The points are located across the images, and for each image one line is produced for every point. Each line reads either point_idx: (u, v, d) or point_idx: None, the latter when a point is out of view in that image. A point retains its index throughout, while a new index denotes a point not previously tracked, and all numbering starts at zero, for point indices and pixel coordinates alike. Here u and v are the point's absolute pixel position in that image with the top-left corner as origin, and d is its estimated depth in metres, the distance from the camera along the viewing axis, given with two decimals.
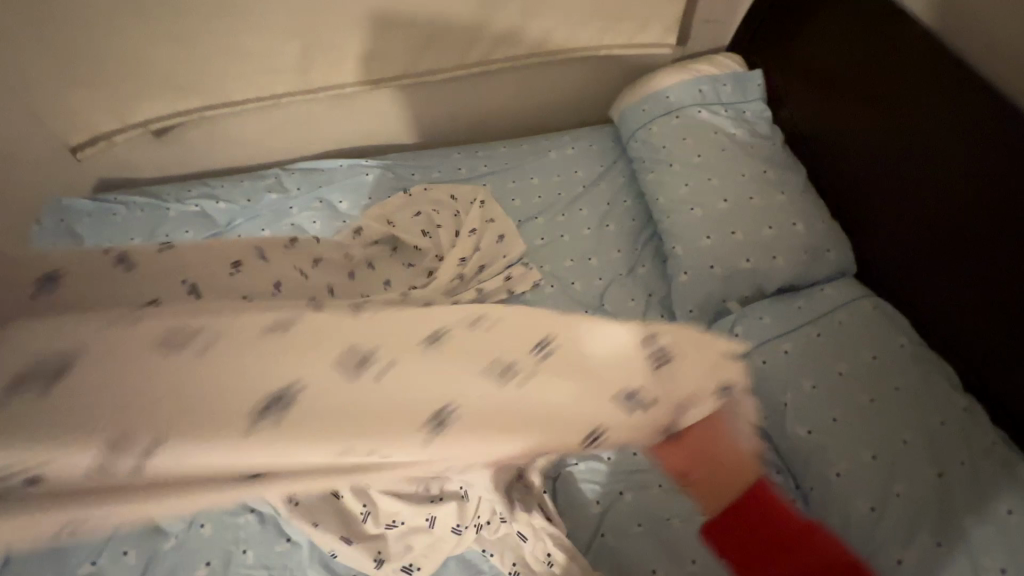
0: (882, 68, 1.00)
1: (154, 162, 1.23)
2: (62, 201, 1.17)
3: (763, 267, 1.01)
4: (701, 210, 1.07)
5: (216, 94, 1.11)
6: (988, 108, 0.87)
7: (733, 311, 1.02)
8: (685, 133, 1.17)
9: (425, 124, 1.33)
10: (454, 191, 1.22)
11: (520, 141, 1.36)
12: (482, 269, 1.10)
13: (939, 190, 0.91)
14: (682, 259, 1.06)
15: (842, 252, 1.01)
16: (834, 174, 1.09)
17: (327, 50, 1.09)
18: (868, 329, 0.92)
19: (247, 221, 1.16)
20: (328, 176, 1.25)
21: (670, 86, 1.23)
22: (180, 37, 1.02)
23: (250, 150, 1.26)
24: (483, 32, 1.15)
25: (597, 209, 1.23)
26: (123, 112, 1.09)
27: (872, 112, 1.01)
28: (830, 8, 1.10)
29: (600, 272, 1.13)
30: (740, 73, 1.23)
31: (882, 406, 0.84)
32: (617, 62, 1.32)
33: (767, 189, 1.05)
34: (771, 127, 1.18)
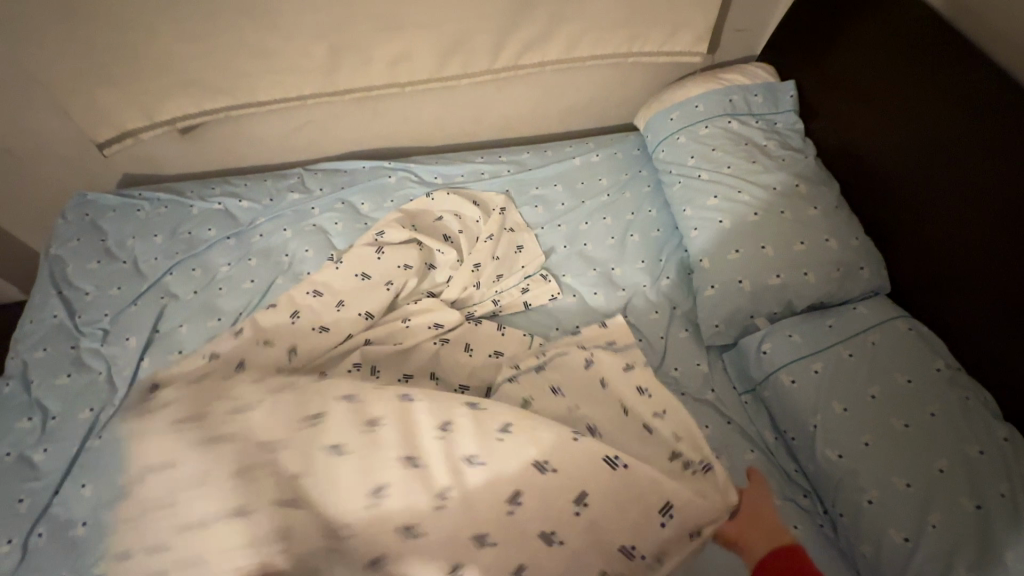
0: (921, 81, 0.97)
1: (179, 160, 1.24)
2: (88, 196, 1.17)
3: (793, 283, 0.98)
4: (729, 222, 1.05)
5: (242, 93, 1.11)
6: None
7: (761, 327, 0.99)
8: (713, 143, 1.15)
9: (449, 128, 1.32)
10: (477, 196, 1.21)
11: (544, 147, 1.35)
12: (501, 277, 1.10)
13: (979, 209, 0.88)
14: (709, 272, 1.04)
15: (875, 270, 0.98)
16: (868, 189, 1.06)
17: (354, 52, 1.09)
18: (902, 351, 0.89)
19: (269, 221, 1.16)
20: (351, 178, 1.24)
21: (699, 96, 1.21)
22: (207, 37, 1.01)
23: (275, 150, 1.26)
24: (511, 37, 1.13)
25: (621, 218, 1.21)
26: (150, 110, 1.10)
27: (908, 126, 0.98)
28: (867, 18, 1.07)
29: (623, 283, 1.11)
30: (771, 84, 1.21)
31: (916, 432, 0.82)
32: (645, 70, 1.31)
33: (798, 203, 1.03)
34: (803, 139, 1.16)
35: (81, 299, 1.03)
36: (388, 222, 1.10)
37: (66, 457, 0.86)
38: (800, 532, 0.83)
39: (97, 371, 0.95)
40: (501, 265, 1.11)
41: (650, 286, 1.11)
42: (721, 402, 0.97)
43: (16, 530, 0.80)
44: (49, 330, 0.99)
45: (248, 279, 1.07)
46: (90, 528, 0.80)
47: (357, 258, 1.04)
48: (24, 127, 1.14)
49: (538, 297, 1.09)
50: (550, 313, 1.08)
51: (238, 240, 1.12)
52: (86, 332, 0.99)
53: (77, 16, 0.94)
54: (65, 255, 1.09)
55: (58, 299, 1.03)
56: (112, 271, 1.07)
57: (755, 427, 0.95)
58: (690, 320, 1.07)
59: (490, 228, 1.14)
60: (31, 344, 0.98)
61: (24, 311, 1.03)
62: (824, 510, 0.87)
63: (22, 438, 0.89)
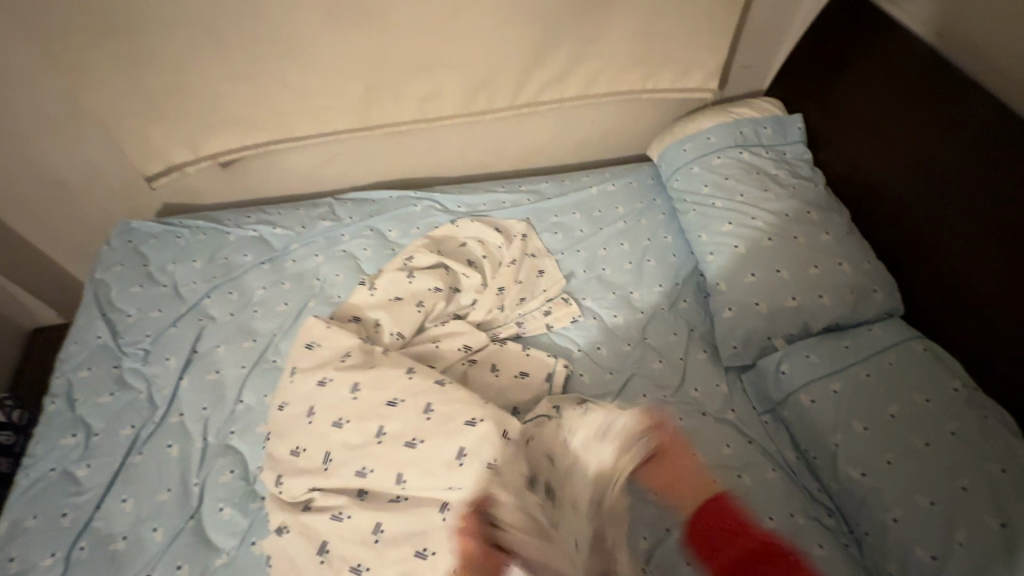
0: (925, 114, 1.02)
1: (218, 191, 1.31)
2: (131, 223, 1.24)
3: (809, 306, 1.01)
4: (745, 247, 1.09)
5: (281, 129, 1.18)
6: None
7: (778, 348, 1.02)
8: (726, 173, 1.20)
9: (472, 159, 1.39)
10: (499, 223, 1.26)
11: (562, 177, 1.41)
12: (524, 301, 1.14)
13: (985, 235, 0.92)
14: (726, 294, 1.08)
15: (890, 292, 1.01)
16: (877, 216, 1.10)
17: (387, 91, 1.17)
18: (919, 371, 0.91)
19: (301, 247, 1.21)
20: (379, 207, 1.30)
21: (710, 128, 1.27)
22: (254, 78, 1.09)
23: (307, 180, 1.33)
24: (533, 77, 1.21)
25: (638, 243, 1.25)
26: (196, 145, 1.17)
27: (914, 157, 1.03)
28: (867, 56, 1.13)
29: (642, 306, 1.15)
30: (779, 117, 1.27)
31: (937, 451, 0.83)
32: (658, 104, 1.38)
33: (811, 229, 1.07)
34: (811, 169, 1.21)
35: (123, 321, 1.08)
36: (416, 248, 1.15)
37: (108, 473, 0.90)
38: (826, 551, 0.83)
39: (138, 391, 0.99)
40: (526, 289, 1.15)
41: (669, 309, 1.14)
42: (742, 421, 0.99)
43: (61, 543, 0.83)
44: (94, 350, 1.04)
45: (282, 302, 1.11)
46: (130, 541, 0.83)
47: (390, 282, 1.08)
48: (78, 160, 1.22)
49: (560, 320, 1.12)
50: (572, 335, 1.11)
51: (272, 265, 1.18)
52: (128, 353, 1.04)
53: (137, 61, 1.02)
54: (109, 279, 1.14)
55: (102, 321, 1.07)
56: (153, 294, 1.12)
57: (777, 446, 0.97)
58: (708, 342, 1.10)
59: (514, 254, 1.18)
60: (75, 363, 1.03)
61: (69, 332, 1.08)
62: (849, 529, 0.88)
63: (66, 454, 0.92)
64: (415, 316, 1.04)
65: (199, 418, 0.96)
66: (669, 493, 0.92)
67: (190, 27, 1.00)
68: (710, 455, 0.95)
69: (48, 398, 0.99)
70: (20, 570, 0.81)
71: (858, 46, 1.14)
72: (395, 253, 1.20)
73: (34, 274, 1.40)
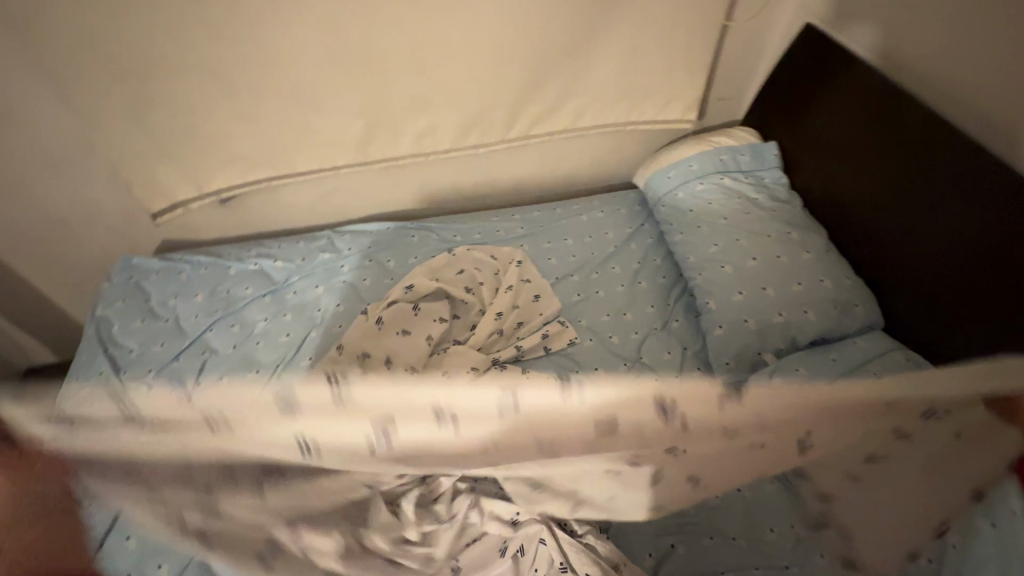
0: (891, 138, 1.09)
1: (219, 226, 1.34)
2: (133, 260, 1.25)
3: (795, 320, 1.05)
4: (731, 267, 1.14)
5: (282, 165, 1.22)
6: (993, 173, 0.93)
7: (770, 362, 1.03)
8: (709, 198, 1.26)
9: (466, 190, 1.45)
10: (494, 251, 1.30)
11: (553, 205, 1.47)
12: (521, 325, 1.17)
13: (951, 251, 0.98)
14: (715, 312, 1.12)
15: (869, 306, 1.06)
16: (853, 235, 1.17)
17: (385, 128, 1.22)
18: None
19: (302, 279, 1.24)
20: (377, 238, 1.34)
21: (692, 157, 1.35)
22: (257, 118, 1.14)
23: (307, 214, 1.37)
24: (523, 112, 1.28)
25: (629, 266, 1.30)
26: (199, 182, 1.20)
27: (883, 179, 1.10)
28: (833, 86, 1.21)
29: (636, 326, 1.19)
30: (756, 145, 1.35)
31: None
32: (642, 135, 1.45)
33: (792, 248, 1.13)
34: (789, 192, 1.28)
35: (125, 357, 1.09)
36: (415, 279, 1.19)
37: None
38: (827, 561, 0.91)
39: None
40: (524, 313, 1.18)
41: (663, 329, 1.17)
42: None
43: None
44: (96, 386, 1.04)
45: (284, 333, 1.13)
46: None
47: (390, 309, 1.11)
48: (81, 200, 1.25)
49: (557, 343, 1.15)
50: (570, 356, 1.14)
51: (273, 297, 1.20)
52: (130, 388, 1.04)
53: (145, 103, 1.07)
54: (111, 315, 1.15)
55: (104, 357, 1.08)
56: (155, 329, 1.13)
57: None
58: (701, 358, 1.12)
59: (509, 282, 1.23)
60: None
61: (71, 370, 1.08)
62: None
63: None
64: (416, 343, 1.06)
65: None
66: (672, 512, 0.99)
67: (198, 71, 1.05)
68: None
69: None
70: None
71: (825, 77, 1.23)
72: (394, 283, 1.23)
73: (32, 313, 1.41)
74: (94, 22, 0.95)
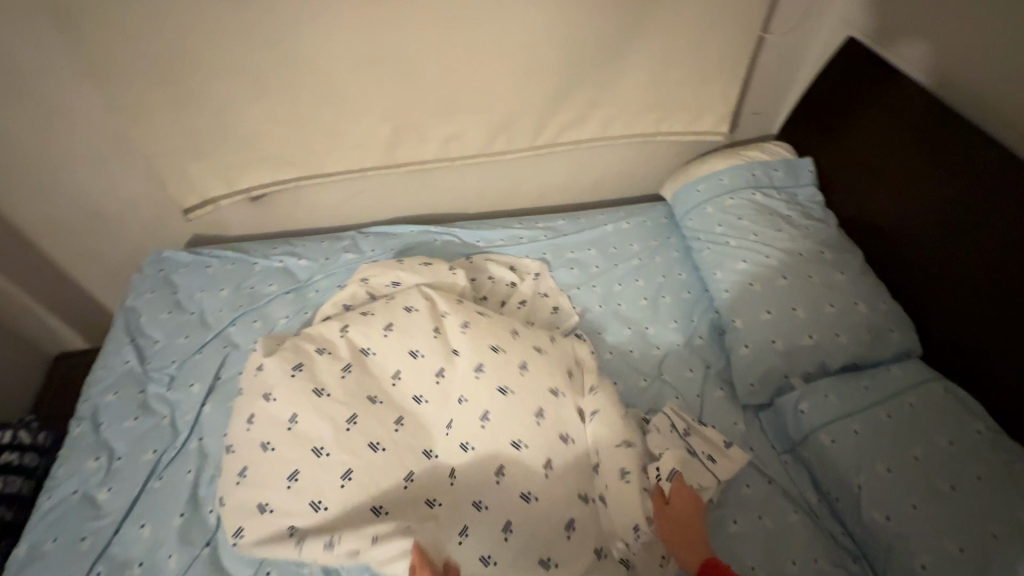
0: (928, 158, 1.06)
1: (247, 222, 1.36)
2: (163, 253, 1.27)
3: (826, 344, 1.01)
4: (760, 285, 1.11)
5: (311, 166, 1.24)
6: None
7: (796, 387, 1.02)
8: (740, 213, 1.23)
9: (491, 195, 1.44)
10: (514, 262, 1.28)
11: (576, 215, 1.44)
12: (532, 321, 1.17)
13: (1002, 276, 0.93)
14: (741, 332, 1.09)
15: (905, 332, 1.02)
16: (891, 257, 1.12)
17: (414, 133, 1.23)
18: (941, 413, 0.91)
19: (325, 278, 1.23)
20: (400, 241, 1.33)
21: (722, 170, 1.31)
22: (289, 117, 1.15)
23: (333, 215, 1.39)
24: (551, 119, 1.27)
25: (653, 280, 1.27)
26: (232, 179, 1.23)
27: (925, 199, 1.06)
28: (870, 103, 1.18)
29: (657, 341, 1.16)
30: (791, 160, 1.31)
31: (963, 494, 0.82)
32: (671, 147, 1.43)
33: (826, 269, 1.09)
34: (824, 210, 1.24)
35: (151, 347, 1.11)
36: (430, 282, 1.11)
37: (128, 497, 0.90)
38: None
39: (160, 416, 1.01)
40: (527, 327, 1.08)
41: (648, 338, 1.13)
42: (761, 460, 0.98)
43: (78, 568, 0.83)
44: (120, 375, 1.07)
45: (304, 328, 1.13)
46: (145, 568, 0.83)
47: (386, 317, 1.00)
48: (119, 193, 1.29)
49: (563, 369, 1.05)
50: None
51: (296, 295, 1.20)
52: (153, 378, 1.06)
53: (187, 102, 1.09)
54: (140, 306, 1.18)
55: (130, 346, 1.11)
56: (180, 321, 1.15)
57: (797, 488, 0.95)
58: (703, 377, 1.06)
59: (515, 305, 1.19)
60: (103, 388, 1.05)
61: (99, 357, 1.11)
62: None
63: (87, 478, 0.93)
64: (424, 335, 0.97)
65: (218, 444, 0.97)
66: None
67: (233, 76, 1.07)
68: (729, 494, 0.94)
69: (74, 422, 1.01)
70: None
71: (866, 94, 1.19)
72: (397, 287, 1.11)
73: (63, 298, 1.45)
74: (136, 27, 0.97)
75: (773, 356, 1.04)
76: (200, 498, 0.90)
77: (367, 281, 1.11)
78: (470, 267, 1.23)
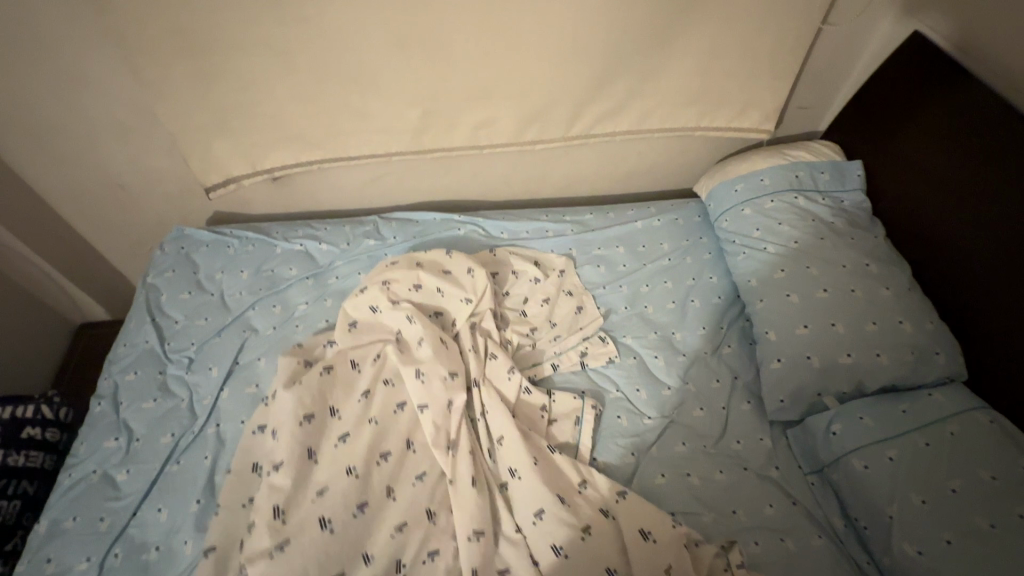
0: (997, 169, 0.97)
1: (269, 202, 1.34)
2: (184, 230, 1.26)
3: (865, 364, 0.97)
4: (798, 296, 1.05)
5: (335, 149, 1.21)
6: None
7: (829, 406, 0.98)
8: (780, 218, 1.16)
9: (518, 185, 1.39)
10: (538, 256, 1.24)
11: (605, 209, 1.38)
12: (554, 322, 1.14)
13: None
14: (774, 344, 1.04)
15: (952, 356, 0.96)
16: (940, 274, 1.05)
17: (443, 118, 1.18)
18: (987, 445, 0.86)
19: (346, 264, 1.21)
20: (423, 228, 1.29)
21: (764, 169, 1.24)
22: (314, 98, 1.11)
23: (355, 197, 1.36)
24: (585, 110, 1.21)
25: (683, 283, 1.22)
26: (254, 159, 1.20)
27: (984, 214, 0.98)
28: (931, 105, 1.09)
29: (684, 348, 1.12)
30: (839, 162, 1.23)
31: (1005, 534, 0.78)
32: (709, 142, 1.35)
33: (871, 283, 1.03)
34: (871, 218, 1.17)
35: (171, 327, 1.10)
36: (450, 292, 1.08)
37: (146, 480, 0.91)
38: None
39: (179, 398, 1.01)
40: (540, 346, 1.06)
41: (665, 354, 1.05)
42: (786, 480, 0.95)
43: (96, 548, 0.84)
44: (141, 354, 1.07)
45: (323, 317, 1.12)
46: (162, 552, 0.84)
47: None
48: (142, 168, 1.27)
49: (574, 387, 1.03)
50: (603, 377, 1.09)
51: (315, 281, 1.18)
52: (173, 359, 1.06)
53: (211, 79, 1.06)
54: (161, 284, 1.17)
55: (150, 325, 1.10)
56: (200, 303, 1.14)
57: (823, 511, 0.92)
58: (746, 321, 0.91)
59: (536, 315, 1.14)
60: (124, 366, 1.05)
61: (120, 334, 1.11)
62: None
63: (107, 456, 0.94)
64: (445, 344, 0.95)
65: (235, 432, 0.96)
66: None
67: (261, 53, 1.03)
68: (751, 516, 0.91)
69: (95, 399, 1.01)
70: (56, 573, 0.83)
71: (930, 95, 1.09)
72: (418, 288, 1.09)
73: (86, 271, 1.46)
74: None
75: (806, 373, 0.99)
76: (215, 486, 0.90)
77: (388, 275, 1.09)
78: (492, 261, 1.20)
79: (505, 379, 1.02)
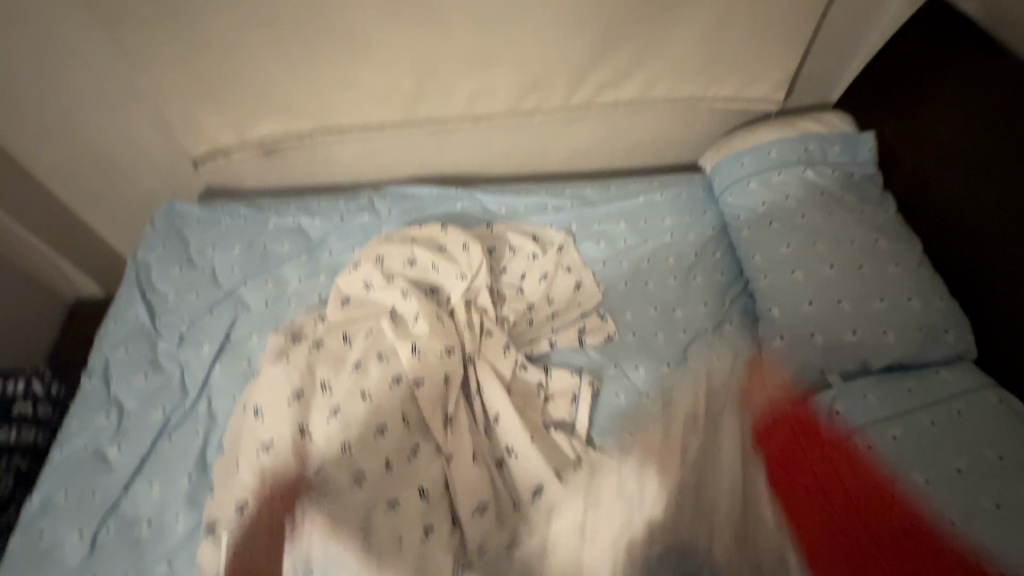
0: (1018, 137, 0.92)
1: (260, 175, 1.30)
2: (174, 204, 1.23)
3: (871, 342, 0.94)
4: (805, 273, 1.02)
5: (327, 119, 1.16)
6: None
7: (833, 384, 0.96)
8: (788, 192, 1.12)
9: (516, 157, 1.35)
10: (537, 232, 1.21)
11: (607, 182, 1.34)
12: (552, 299, 1.11)
13: None
14: (778, 321, 1.01)
15: (962, 335, 0.93)
16: (950, 249, 1.02)
17: (439, 86, 1.13)
18: (995, 425, 0.84)
19: (339, 239, 1.18)
20: (418, 202, 1.26)
21: (773, 141, 1.19)
22: (304, 64, 1.06)
23: (348, 170, 1.32)
24: (587, 78, 1.15)
25: (685, 259, 1.19)
26: (243, 129, 1.16)
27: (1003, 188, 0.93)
28: (951, 76, 1.03)
29: (685, 326, 1.09)
30: (851, 133, 1.18)
31: (1009, 514, 0.77)
32: (715, 113, 1.30)
33: (880, 259, 0.99)
34: (882, 192, 1.13)
35: (161, 303, 1.08)
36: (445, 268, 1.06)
37: (138, 456, 0.90)
38: None
39: (170, 374, 0.99)
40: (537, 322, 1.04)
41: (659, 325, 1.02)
42: None
43: (90, 522, 0.84)
44: (131, 330, 1.05)
45: (316, 293, 1.10)
46: (155, 527, 0.84)
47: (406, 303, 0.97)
48: (129, 139, 1.24)
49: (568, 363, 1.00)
50: (602, 355, 1.07)
51: (309, 256, 1.15)
52: (164, 336, 1.04)
53: (197, 44, 1.02)
54: (151, 259, 1.15)
55: (140, 300, 1.08)
56: (191, 278, 1.12)
57: None
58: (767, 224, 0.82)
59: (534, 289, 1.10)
60: (114, 342, 1.04)
61: (110, 310, 1.09)
62: None
63: (99, 433, 0.93)
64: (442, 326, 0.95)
65: (227, 408, 0.95)
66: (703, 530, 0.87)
67: (247, 16, 0.98)
68: (748, 493, 0.90)
69: (86, 375, 1.00)
70: (49, 545, 0.83)
71: (947, 63, 1.04)
72: (412, 264, 1.06)
73: (75, 246, 1.43)
74: None
75: (811, 351, 0.97)
76: (207, 462, 0.90)
77: (383, 253, 1.06)
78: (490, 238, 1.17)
79: (502, 357, 1.00)
